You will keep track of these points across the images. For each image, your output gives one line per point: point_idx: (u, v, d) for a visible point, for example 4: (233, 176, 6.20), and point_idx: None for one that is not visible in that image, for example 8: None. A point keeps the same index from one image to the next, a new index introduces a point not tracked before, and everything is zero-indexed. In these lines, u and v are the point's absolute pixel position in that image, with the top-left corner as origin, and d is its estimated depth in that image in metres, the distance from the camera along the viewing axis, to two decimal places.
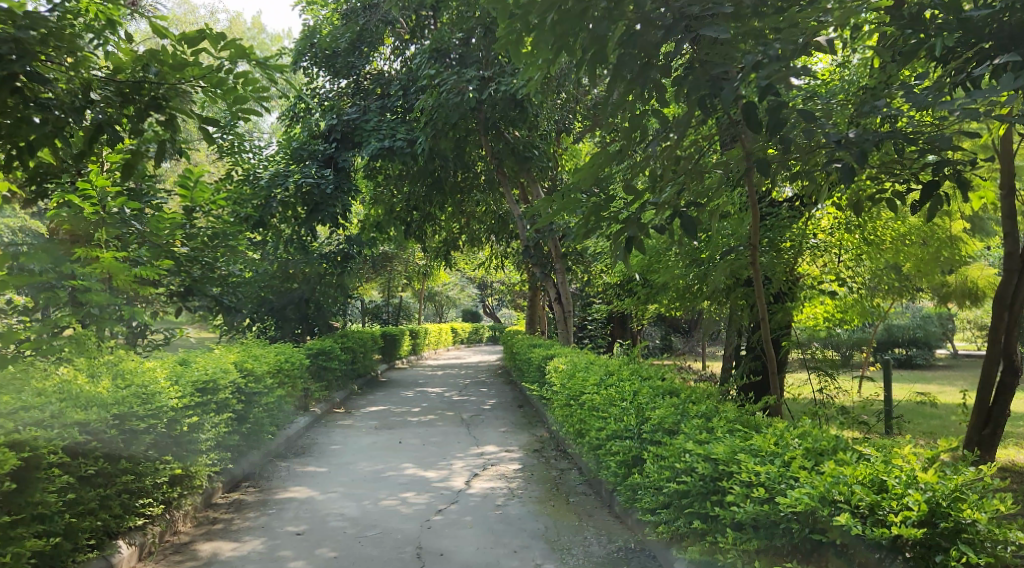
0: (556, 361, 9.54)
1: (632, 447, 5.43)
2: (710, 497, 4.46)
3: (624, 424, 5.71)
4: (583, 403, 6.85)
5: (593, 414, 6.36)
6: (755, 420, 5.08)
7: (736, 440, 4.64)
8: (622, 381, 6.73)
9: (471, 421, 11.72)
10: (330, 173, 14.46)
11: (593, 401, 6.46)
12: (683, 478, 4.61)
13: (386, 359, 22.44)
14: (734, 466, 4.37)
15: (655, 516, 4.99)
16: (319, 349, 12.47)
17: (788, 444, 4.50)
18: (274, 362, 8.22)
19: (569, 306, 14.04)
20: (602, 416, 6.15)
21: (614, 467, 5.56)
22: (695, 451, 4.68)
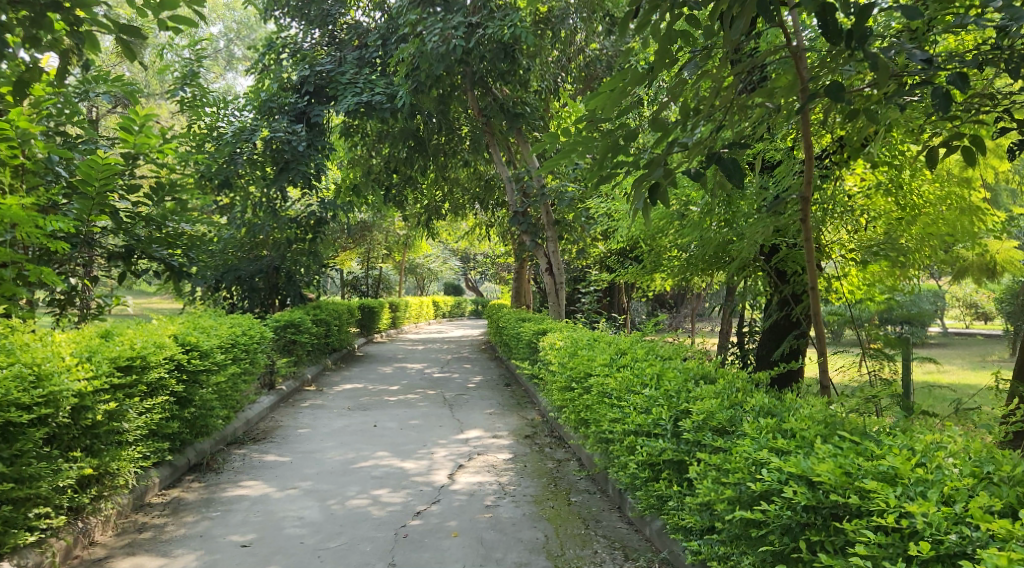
0: (550, 336, 8.50)
1: (664, 449, 4.40)
2: (806, 535, 3.41)
3: (650, 417, 4.69)
4: (589, 387, 5.82)
5: (603, 402, 5.32)
6: (855, 424, 4.02)
7: (835, 454, 3.59)
8: (639, 363, 5.69)
9: (453, 401, 10.68)
10: (302, 130, 13.18)
11: (604, 385, 5.42)
12: (763, 508, 3.53)
13: (363, 333, 21.36)
14: (852, 492, 3.33)
15: (699, 539, 3.98)
16: (287, 322, 11.36)
17: (940, 468, 3.43)
18: (229, 336, 7.12)
19: (561, 278, 12.99)
20: (618, 406, 5.11)
21: (636, 470, 4.54)
22: (776, 467, 3.63)
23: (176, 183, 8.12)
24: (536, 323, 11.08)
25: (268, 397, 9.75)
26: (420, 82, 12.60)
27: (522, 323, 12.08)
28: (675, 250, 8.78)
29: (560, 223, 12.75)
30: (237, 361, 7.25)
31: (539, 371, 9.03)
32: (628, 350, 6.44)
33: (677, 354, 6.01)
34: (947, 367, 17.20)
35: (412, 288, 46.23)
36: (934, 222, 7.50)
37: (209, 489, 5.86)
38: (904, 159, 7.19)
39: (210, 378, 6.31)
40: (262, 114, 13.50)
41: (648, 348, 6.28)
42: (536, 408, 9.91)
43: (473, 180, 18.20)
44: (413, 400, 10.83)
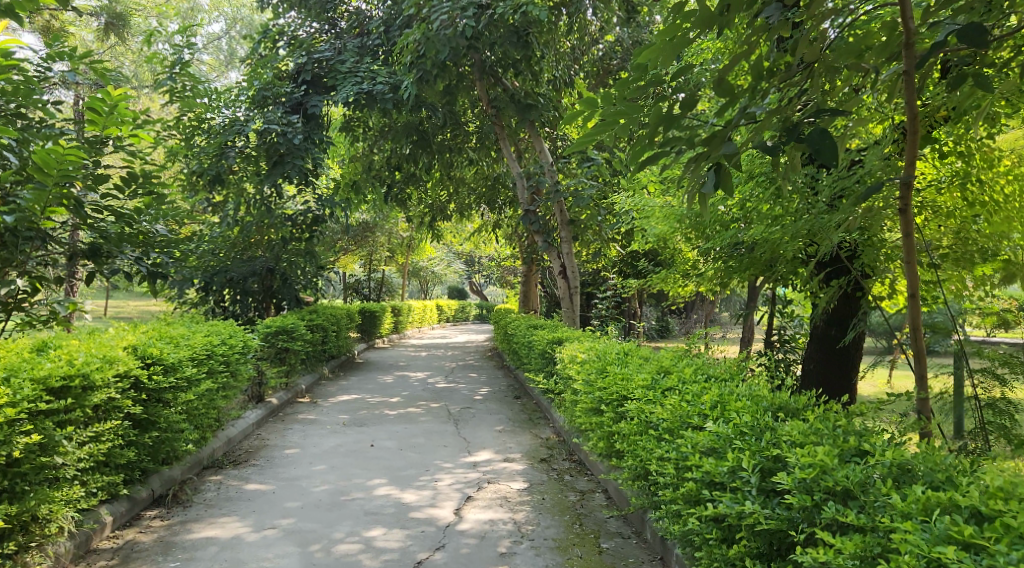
0: (570, 348, 7.59)
1: (736, 511, 3.64)
2: None
3: (724, 465, 3.89)
4: (627, 413, 4.96)
5: (653, 436, 4.51)
6: None
7: None
8: (689, 387, 4.89)
9: (459, 416, 9.77)
10: (298, 121, 12.22)
11: (653, 417, 4.61)
12: None
13: (364, 338, 20.46)
14: None
15: None
16: (279, 328, 10.48)
17: None
18: (206, 347, 6.22)
19: (576, 282, 12.03)
20: (672, 443, 4.33)
21: (709, 537, 3.81)
22: None
23: (151, 175, 7.21)
24: (551, 331, 10.14)
25: (256, 411, 8.86)
26: (426, 71, 11.69)
27: (533, 330, 11.11)
28: (711, 254, 7.92)
29: (575, 223, 11.85)
30: (214, 375, 6.36)
31: (556, 388, 8.09)
32: (670, 372, 5.58)
33: (730, 376, 5.17)
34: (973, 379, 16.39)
35: (414, 292, 45.33)
36: (1003, 220, 6.32)
37: (172, 530, 4.94)
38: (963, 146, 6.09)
39: (179, 395, 5.43)
40: (256, 104, 12.57)
41: (695, 368, 5.41)
42: (550, 425, 9.00)
43: (480, 179, 17.29)
44: (415, 414, 9.92)
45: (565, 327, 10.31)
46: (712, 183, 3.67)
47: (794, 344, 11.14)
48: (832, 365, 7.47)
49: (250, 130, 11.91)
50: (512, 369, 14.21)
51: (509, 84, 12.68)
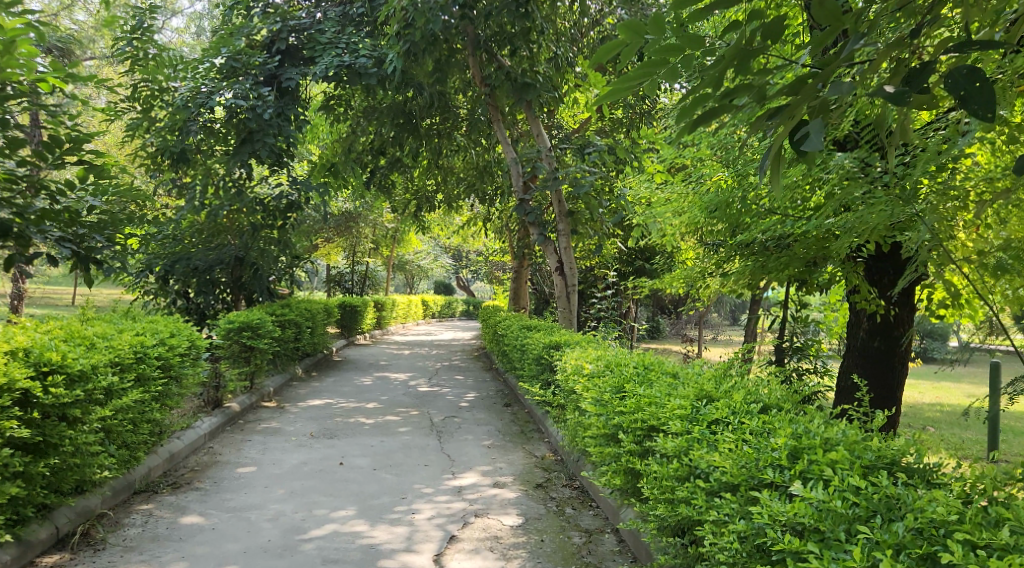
0: (575, 358, 6.53)
1: None
2: None
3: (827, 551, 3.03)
4: (671, 451, 4.06)
5: (710, 498, 3.65)
6: None
7: None
8: (744, 431, 3.98)
9: (443, 427, 8.71)
10: (270, 94, 11.11)
11: (709, 464, 3.74)
12: None
13: (344, 334, 19.39)
14: None
15: None
16: (247, 324, 9.46)
17: None
18: (134, 348, 5.20)
19: (574, 280, 10.96)
20: (740, 509, 3.47)
21: None
22: None
23: (80, 138, 6.11)
24: (548, 334, 9.05)
25: (210, 419, 7.80)
26: (412, 44, 10.64)
27: (527, 332, 10.07)
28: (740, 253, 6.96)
29: (574, 215, 10.85)
30: (146, 383, 5.32)
31: (558, 401, 7.07)
32: (709, 397, 4.60)
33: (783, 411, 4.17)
34: (981, 388, 15.63)
35: (400, 285, 44.20)
36: None
37: None
38: (1004, 139, 5.07)
39: (91, 411, 4.46)
40: (224, 74, 11.45)
41: (741, 396, 4.44)
42: (545, 441, 7.96)
43: (469, 168, 16.23)
44: (394, 424, 8.84)
45: (562, 330, 9.28)
46: (810, 136, 2.58)
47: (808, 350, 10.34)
48: (875, 379, 6.49)
49: (216, 102, 10.82)
50: (501, 371, 13.20)
51: (503, 61, 11.63)
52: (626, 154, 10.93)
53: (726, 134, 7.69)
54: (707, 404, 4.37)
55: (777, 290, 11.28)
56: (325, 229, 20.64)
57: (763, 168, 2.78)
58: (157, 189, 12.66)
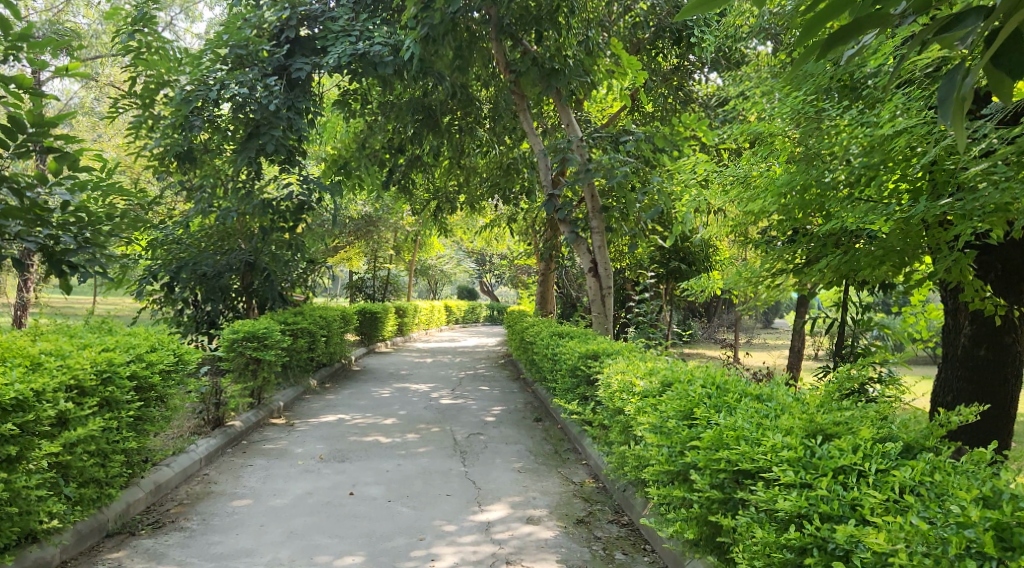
0: (622, 373, 5.65)
1: None
2: None
3: None
4: (763, 508, 3.62)
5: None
6: None
7: None
8: (886, 484, 3.47)
9: (469, 447, 7.85)
10: (277, 85, 10.29)
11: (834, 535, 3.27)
12: None
13: (364, 341, 18.60)
14: None
15: None
16: (261, 336, 8.73)
17: None
18: (97, 366, 4.70)
19: (609, 282, 10.06)
20: None
21: None
22: None
23: (45, 121, 5.30)
24: (584, 342, 8.15)
25: (208, 441, 6.99)
26: (430, 28, 9.81)
27: (559, 340, 9.18)
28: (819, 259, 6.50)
29: (608, 210, 10.03)
30: (116, 406, 4.79)
31: (601, 419, 6.20)
32: (821, 432, 4.06)
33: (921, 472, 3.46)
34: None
35: (423, 291, 43.51)
36: None
37: None
38: None
39: (34, 447, 4.08)
40: (231, 65, 10.58)
41: (859, 445, 3.76)
42: (584, 464, 7.08)
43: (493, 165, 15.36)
44: (414, 443, 7.99)
45: (599, 338, 8.40)
46: None
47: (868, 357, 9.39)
48: (983, 390, 6.66)
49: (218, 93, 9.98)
50: (529, 382, 12.30)
51: (529, 46, 10.77)
52: (665, 143, 10.01)
53: (787, 115, 6.80)
54: (825, 446, 3.79)
55: (831, 290, 10.36)
56: (344, 234, 19.87)
57: (958, 92, 2.30)
58: (163, 191, 11.92)
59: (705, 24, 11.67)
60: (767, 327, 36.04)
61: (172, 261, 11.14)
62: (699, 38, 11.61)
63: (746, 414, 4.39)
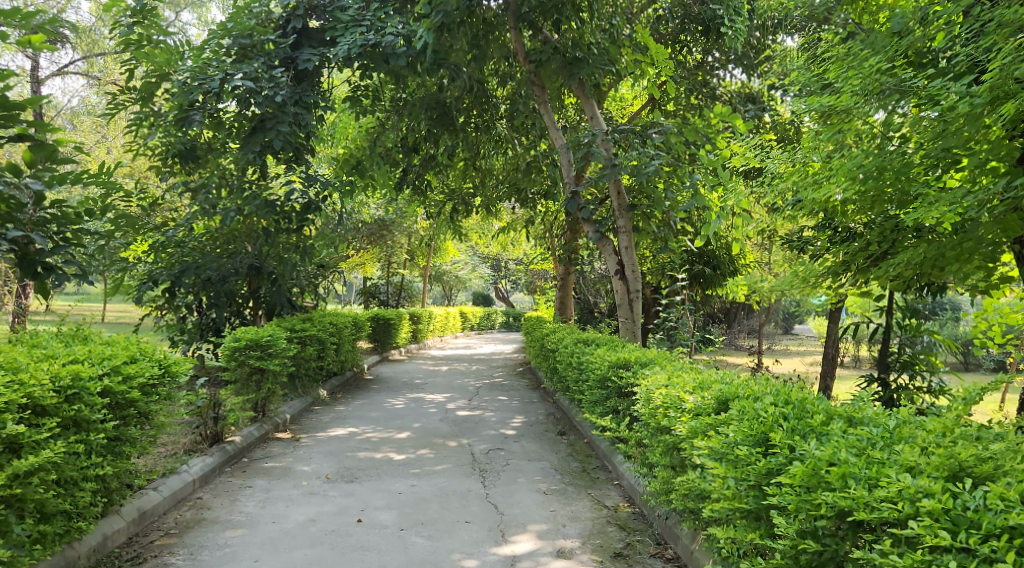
0: (669, 396, 5.07)
1: None
2: None
3: None
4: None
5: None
6: None
7: None
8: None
9: (488, 464, 7.23)
10: (283, 76, 9.70)
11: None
12: None
13: (378, 349, 18.03)
14: None
15: None
16: (268, 343, 8.16)
17: None
18: (58, 381, 4.37)
19: (637, 285, 9.42)
20: None
21: None
22: None
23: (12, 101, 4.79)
24: (614, 350, 7.52)
25: (204, 460, 6.38)
26: (445, 15, 9.22)
27: (585, 347, 8.55)
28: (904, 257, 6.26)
29: (636, 208, 9.42)
30: (85, 425, 4.43)
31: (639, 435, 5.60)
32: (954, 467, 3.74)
33: None
34: None
35: (438, 298, 42.94)
36: None
37: None
38: None
39: None
40: (235, 57, 10.03)
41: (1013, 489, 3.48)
42: (616, 484, 6.47)
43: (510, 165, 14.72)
44: (430, 461, 7.33)
45: (629, 345, 7.77)
46: None
47: (917, 364, 8.73)
48: None
49: (219, 83, 9.39)
50: (550, 392, 11.66)
51: (549, 35, 10.16)
52: (696, 135, 9.36)
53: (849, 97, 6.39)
54: (979, 495, 3.49)
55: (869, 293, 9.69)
56: (356, 238, 19.31)
57: None
58: (166, 192, 11.39)
59: (735, 12, 10.95)
60: (788, 334, 35.21)
61: (174, 265, 10.63)
62: (729, 27, 10.87)
63: (838, 442, 4.07)
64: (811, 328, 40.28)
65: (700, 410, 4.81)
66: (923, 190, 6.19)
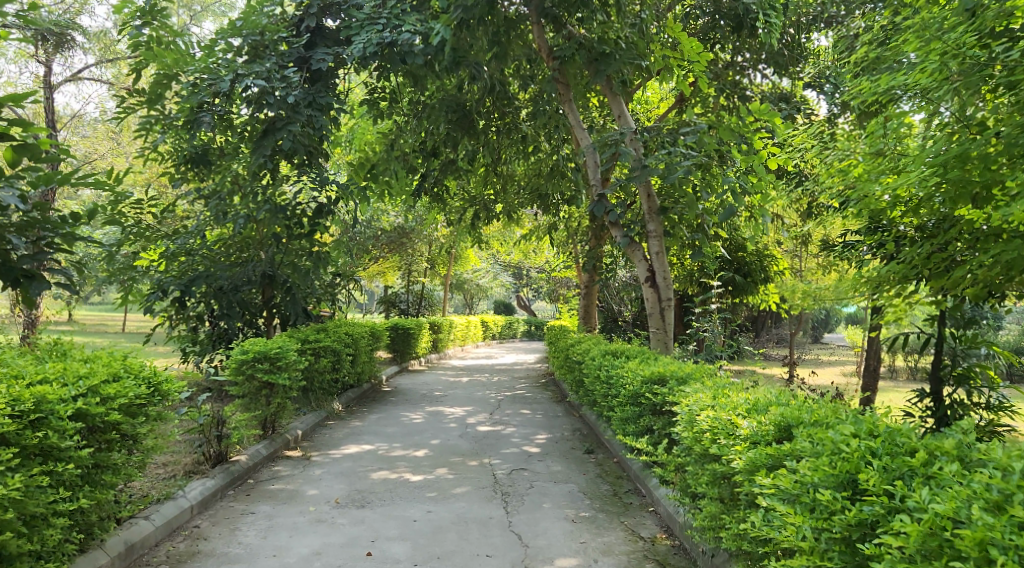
0: (719, 423, 4.75)
1: None
2: None
3: None
4: None
5: None
6: None
7: None
8: None
9: (511, 487, 6.69)
10: (295, 76, 9.22)
11: None
12: None
13: (397, 359, 17.57)
14: None
15: None
16: (277, 356, 7.70)
17: None
18: (18, 407, 4.15)
19: (668, 293, 8.88)
20: None
21: None
22: None
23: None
24: (648, 363, 6.96)
25: (205, 482, 5.94)
26: (464, 10, 8.73)
27: (614, 360, 7.99)
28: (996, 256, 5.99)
29: (668, 211, 8.88)
30: (53, 453, 4.23)
31: (683, 462, 5.11)
32: None
33: None
34: None
35: (459, 306, 42.49)
36: None
37: None
38: None
39: None
40: (245, 56, 9.58)
41: None
42: (651, 511, 5.96)
43: (533, 170, 14.22)
44: (449, 483, 6.79)
45: (662, 358, 7.25)
46: None
47: (973, 379, 8.21)
48: None
49: (226, 82, 8.91)
50: (576, 406, 11.12)
51: (574, 30, 9.65)
52: (732, 132, 8.80)
53: (949, 82, 6.33)
54: None
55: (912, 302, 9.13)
56: (375, 246, 18.88)
57: None
58: (176, 198, 10.98)
59: (770, 6, 10.35)
60: (817, 342, 34.41)
61: (183, 274, 10.22)
62: (764, 22, 10.28)
63: (957, 492, 3.54)
64: (841, 337, 39.36)
65: (757, 436, 4.45)
66: (1010, 181, 5.91)
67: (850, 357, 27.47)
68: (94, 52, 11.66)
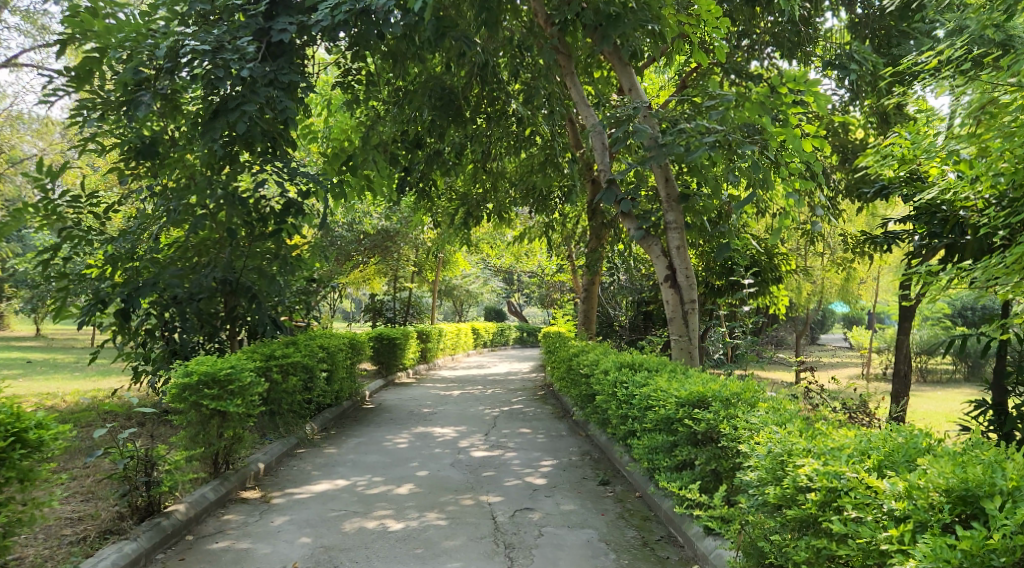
0: (823, 477, 3.85)
1: None
2: None
3: None
4: None
5: None
6: None
7: None
8: None
9: (515, 537, 5.43)
10: (251, 47, 7.96)
11: None
12: None
13: (382, 372, 16.30)
14: None
15: None
16: (230, 379, 6.39)
17: None
18: None
19: (690, 295, 7.66)
20: None
21: None
22: None
23: None
24: (679, 381, 5.69)
25: (129, 545, 4.75)
26: None
27: (634, 374, 6.75)
28: None
29: (688, 199, 7.65)
30: None
31: (769, 522, 4.09)
32: None
33: None
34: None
35: (451, 314, 41.22)
36: None
37: None
38: None
39: None
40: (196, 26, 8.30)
41: None
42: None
43: (525, 164, 12.98)
44: (437, 532, 5.51)
45: (694, 373, 6.00)
46: None
47: None
48: None
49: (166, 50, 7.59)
50: (581, 424, 9.88)
51: None
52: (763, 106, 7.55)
53: None
54: None
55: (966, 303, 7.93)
56: (358, 250, 17.59)
57: None
58: (123, 197, 9.69)
59: None
60: (816, 343, 33.35)
61: (126, 281, 8.99)
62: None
63: None
64: (840, 338, 38.35)
65: (922, 515, 3.46)
66: None
67: (855, 359, 26.33)
68: (29, 35, 10.48)
